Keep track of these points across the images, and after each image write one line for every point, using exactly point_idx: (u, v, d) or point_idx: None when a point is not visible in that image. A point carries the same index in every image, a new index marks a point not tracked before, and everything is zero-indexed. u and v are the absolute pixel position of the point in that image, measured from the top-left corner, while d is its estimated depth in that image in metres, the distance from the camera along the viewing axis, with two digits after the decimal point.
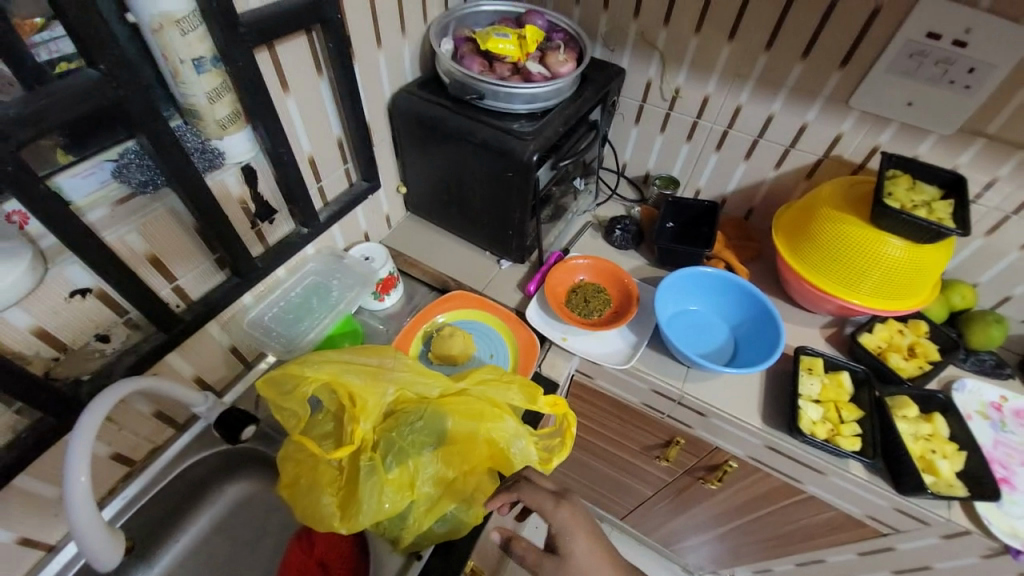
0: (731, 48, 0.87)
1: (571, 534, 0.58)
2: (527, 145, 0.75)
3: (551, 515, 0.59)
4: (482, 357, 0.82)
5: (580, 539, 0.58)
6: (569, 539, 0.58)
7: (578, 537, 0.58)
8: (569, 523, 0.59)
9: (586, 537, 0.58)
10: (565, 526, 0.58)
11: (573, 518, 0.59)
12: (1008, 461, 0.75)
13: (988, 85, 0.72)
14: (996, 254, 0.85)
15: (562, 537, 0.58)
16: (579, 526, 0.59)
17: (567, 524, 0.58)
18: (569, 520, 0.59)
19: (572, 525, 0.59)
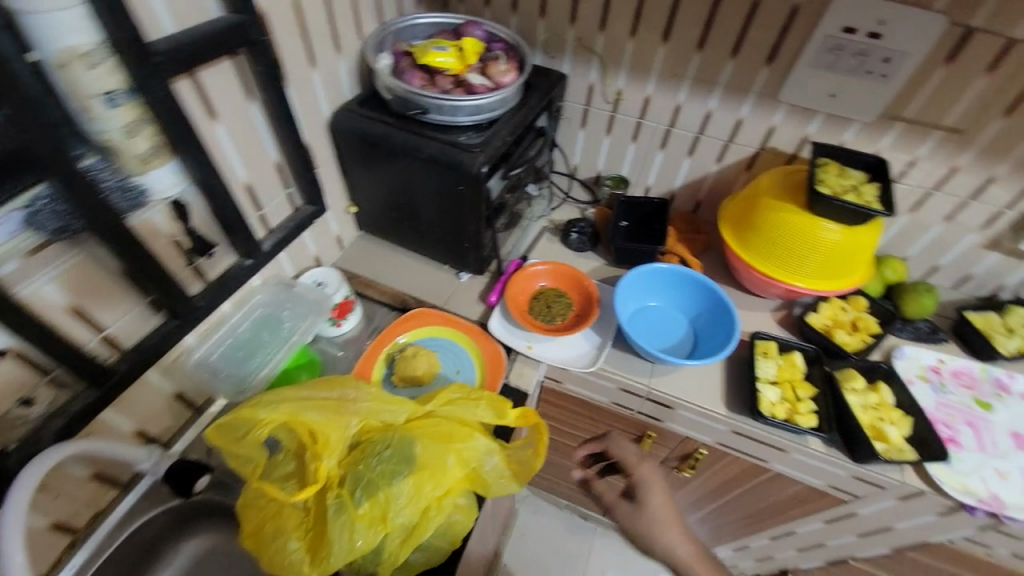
0: (666, 49, 0.89)
1: (649, 489, 0.78)
2: (476, 157, 0.74)
3: (632, 468, 0.80)
4: (448, 374, 0.81)
5: (658, 498, 0.77)
6: (647, 493, 0.78)
7: (655, 494, 0.78)
8: (652, 483, 0.78)
9: (660, 495, 0.77)
10: (647, 484, 0.78)
11: (657, 483, 0.78)
12: (952, 420, 0.80)
13: (901, 73, 0.77)
14: (920, 229, 0.94)
15: (643, 490, 0.78)
16: (657, 489, 0.78)
17: (648, 482, 0.78)
18: (648, 479, 0.79)
19: (652, 485, 0.78)
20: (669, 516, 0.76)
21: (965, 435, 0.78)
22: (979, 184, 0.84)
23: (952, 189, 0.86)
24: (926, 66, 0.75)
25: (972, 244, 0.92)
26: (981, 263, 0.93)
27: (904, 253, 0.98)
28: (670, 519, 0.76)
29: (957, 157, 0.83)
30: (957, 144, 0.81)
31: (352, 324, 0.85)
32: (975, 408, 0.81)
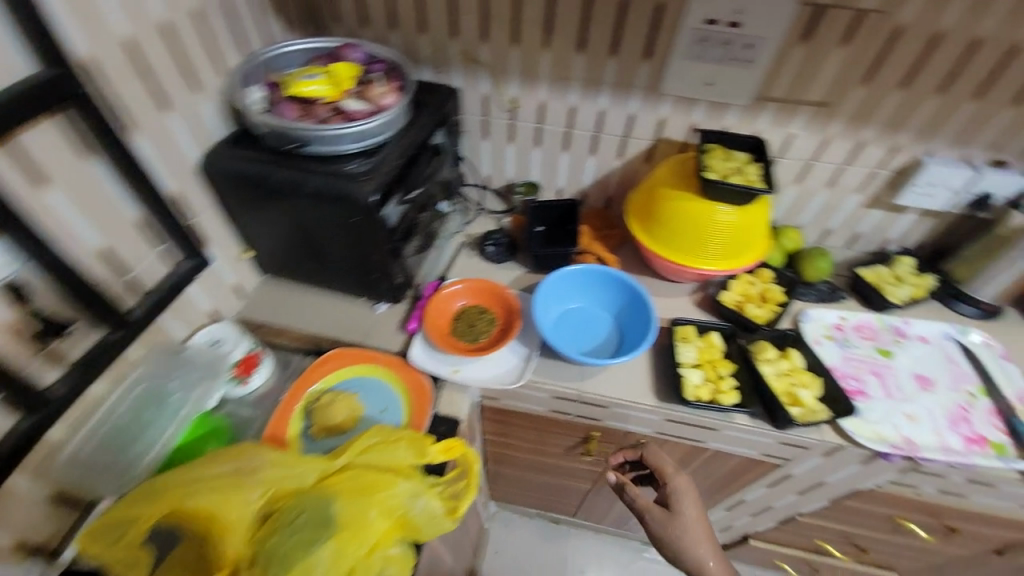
0: (550, 54, 0.90)
1: (683, 499, 0.76)
2: (364, 186, 0.71)
3: (669, 475, 0.78)
4: (373, 415, 0.78)
5: (691, 506, 0.75)
6: (679, 501, 0.76)
7: (688, 505, 0.75)
8: (685, 492, 0.76)
9: (693, 505, 0.75)
10: (680, 492, 0.76)
11: (692, 494, 0.76)
12: (858, 373, 0.85)
13: (764, 58, 0.81)
14: (809, 198, 1.00)
15: (679, 499, 0.76)
16: (690, 497, 0.76)
17: (682, 490, 0.76)
18: (683, 488, 0.77)
19: (685, 493, 0.76)
20: (702, 528, 0.74)
21: (872, 385, 0.83)
22: (850, 150, 0.91)
23: (829, 158, 0.93)
24: (784, 49, 0.80)
25: (855, 205, 0.99)
26: (865, 221, 1.01)
27: (799, 222, 1.05)
28: (704, 531, 0.73)
29: (827, 129, 0.89)
30: (825, 116, 0.87)
31: (259, 381, 0.81)
32: (878, 357, 0.87)
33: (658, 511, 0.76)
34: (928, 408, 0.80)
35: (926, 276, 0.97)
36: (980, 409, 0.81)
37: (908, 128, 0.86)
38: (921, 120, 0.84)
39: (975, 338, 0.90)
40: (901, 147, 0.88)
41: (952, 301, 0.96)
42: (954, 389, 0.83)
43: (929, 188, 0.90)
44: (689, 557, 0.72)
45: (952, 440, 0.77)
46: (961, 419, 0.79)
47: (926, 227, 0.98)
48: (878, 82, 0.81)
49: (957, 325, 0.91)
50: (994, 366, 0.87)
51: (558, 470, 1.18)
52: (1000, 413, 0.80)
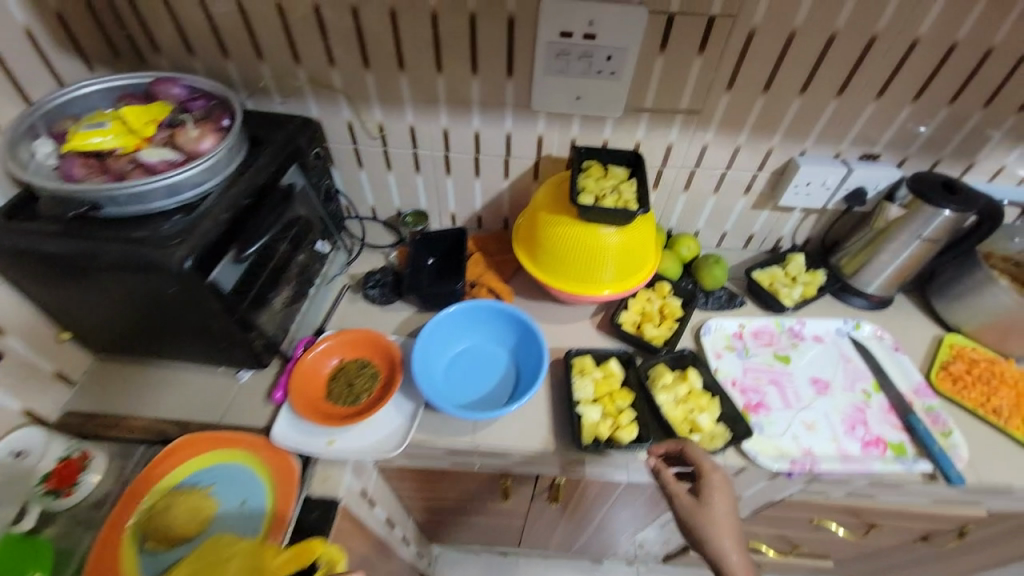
0: (408, 76, 0.82)
1: (716, 495, 0.64)
2: (172, 253, 0.59)
3: (706, 469, 0.66)
4: (231, 509, 0.67)
5: (722, 505, 0.64)
6: (710, 495, 0.64)
7: (720, 502, 0.64)
8: (719, 490, 0.65)
9: (724, 503, 0.64)
10: (714, 490, 0.64)
11: (725, 492, 0.65)
12: (758, 384, 0.83)
13: (627, 70, 0.77)
14: (699, 204, 0.98)
15: (711, 493, 0.64)
16: (723, 495, 0.64)
17: (716, 487, 0.65)
18: (718, 485, 0.65)
19: (718, 492, 0.64)
20: (731, 525, 0.63)
21: (772, 395, 0.81)
22: (730, 155, 0.89)
23: (711, 164, 0.91)
24: (646, 60, 0.76)
25: (744, 207, 0.98)
26: (756, 221, 1.00)
27: (695, 227, 1.03)
28: (734, 526, 0.64)
29: (704, 136, 0.86)
30: (699, 123, 0.84)
31: (88, 489, 0.69)
32: (776, 365, 0.86)
33: (688, 500, 0.65)
34: (826, 414, 0.79)
35: (818, 272, 0.96)
36: (876, 407, 0.81)
37: (780, 129, 0.84)
38: (791, 120, 0.83)
39: (867, 331, 0.91)
40: (777, 148, 0.87)
41: (843, 295, 0.96)
42: (851, 390, 0.83)
43: (808, 186, 0.89)
44: (712, 554, 0.62)
45: (850, 445, 0.76)
46: (859, 422, 0.78)
47: (814, 222, 0.99)
48: (744, 86, 0.78)
49: (850, 320, 0.92)
50: (886, 360, 0.87)
51: (485, 511, 1.10)
52: (894, 410, 0.80)
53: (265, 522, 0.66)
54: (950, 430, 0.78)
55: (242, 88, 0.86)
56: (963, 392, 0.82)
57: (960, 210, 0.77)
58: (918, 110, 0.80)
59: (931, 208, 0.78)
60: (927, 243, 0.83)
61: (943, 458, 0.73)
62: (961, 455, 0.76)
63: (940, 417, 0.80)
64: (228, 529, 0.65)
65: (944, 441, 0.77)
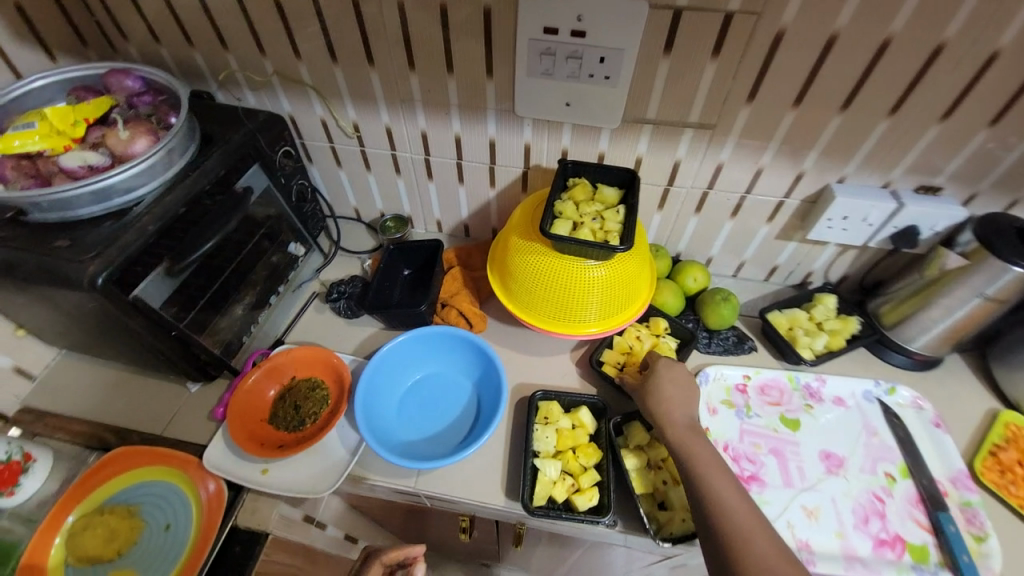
0: (379, 73, 0.73)
1: (662, 373, 0.68)
2: (84, 269, 0.55)
3: (654, 357, 0.71)
4: (155, 533, 0.64)
5: (668, 381, 0.67)
6: (654, 372, 0.68)
7: (665, 379, 0.67)
8: (666, 370, 0.68)
9: (672, 381, 0.67)
10: (660, 369, 0.68)
11: (675, 373, 0.67)
12: (755, 453, 0.71)
13: (624, 73, 0.65)
14: (713, 229, 0.85)
15: (659, 371, 0.68)
16: (670, 374, 0.67)
17: (664, 368, 0.68)
18: (667, 366, 0.68)
19: (666, 372, 0.68)
20: (678, 397, 0.65)
21: (770, 469, 0.70)
22: (750, 176, 0.75)
23: (727, 186, 0.77)
24: (647, 62, 0.64)
25: (766, 236, 0.83)
26: (782, 253, 0.85)
27: (708, 254, 0.89)
28: (684, 399, 0.65)
29: (718, 154, 0.73)
30: (712, 138, 0.71)
31: (31, 489, 0.66)
32: (782, 431, 0.73)
33: (635, 382, 0.70)
34: (833, 499, 0.67)
35: (851, 319, 0.81)
36: (898, 497, 0.67)
37: (812, 151, 0.70)
38: (827, 140, 0.68)
39: (904, 397, 0.76)
40: (807, 173, 0.73)
41: (880, 349, 0.80)
42: (870, 471, 0.69)
43: (844, 220, 0.74)
44: (654, 419, 0.64)
45: (859, 543, 0.64)
46: (873, 514, 0.66)
47: (852, 260, 0.83)
48: (768, 97, 0.65)
49: (883, 383, 0.76)
50: (921, 437, 0.72)
51: (452, 539, 1.04)
52: (922, 502, 0.66)
53: (184, 556, 0.62)
54: (988, 535, 0.64)
55: (213, 80, 0.80)
56: (1010, 488, 0.67)
57: None
58: (996, 136, 0.63)
59: (999, 262, 0.62)
60: (989, 303, 0.67)
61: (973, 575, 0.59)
62: (993, 569, 0.61)
63: (977, 517, 0.65)
64: (148, 555, 0.62)
65: (975, 547, 0.63)
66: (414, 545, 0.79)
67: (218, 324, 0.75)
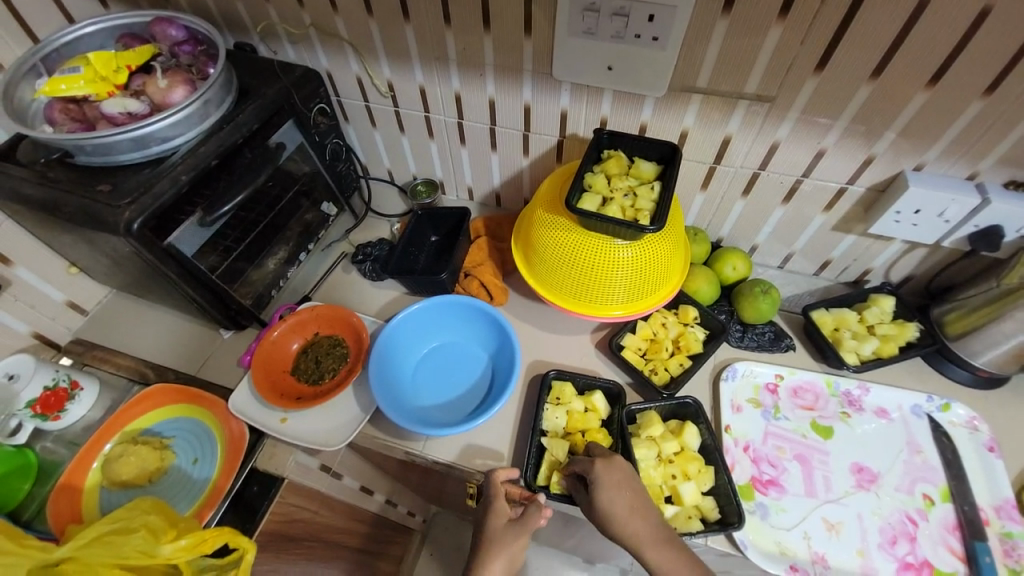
0: (414, 28, 0.70)
1: (604, 487, 0.56)
2: (120, 214, 0.58)
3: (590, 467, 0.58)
4: (183, 466, 0.70)
5: (614, 493, 0.56)
6: (598, 491, 0.56)
7: (610, 490, 0.56)
8: (605, 476, 0.57)
9: (620, 490, 0.57)
10: (599, 478, 0.57)
11: (618, 477, 0.57)
12: (778, 457, 0.67)
13: (675, 35, 0.59)
14: (762, 215, 0.77)
15: (600, 481, 0.57)
16: (612, 481, 0.57)
17: (605, 477, 0.57)
18: (606, 473, 0.57)
19: (611, 483, 0.57)
20: (630, 508, 0.56)
21: (792, 475, 0.66)
22: (809, 159, 0.67)
23: (782, 168, 0.70)
24: (702, 22, 0.57)
25: (822, 227, 0.75)
26: (838, 245, 0.77)
27: (753, 241, 0.83)
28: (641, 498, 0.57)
29: (774, 131, 0.66)
30: (769, 113, 0.64)
31: (75, 415, 0.74)
32: (810, 437, 0.69)
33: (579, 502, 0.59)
34: (859, 516, 0.62)
35: (909, 325, 0.73)
36: (934, 522, 0.61)
37: (886, 134, 0.62)
38: (906, 121, 0.59)
39: (958, 415, 0.68)
40: (878, 157, 0.64)
41: (939, 360, 0.73)
42: (906, 491, 0.64)
43: (915, 215, 0.65)
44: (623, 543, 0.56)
45: (881, 564, 0.59)
46: (902, 537, 0.61)
47: (919, 259, 0.74)
48: (840, 67, 0.57)
49: (937, 398, 0.69)
50: (969, 459, 0.65)
51: (461, 504, 1.06)
52: (959, 529, 0.60)
53: (206, 491, 0.67)
54: None
55: (255, 33, 0.80)
56: None
57: None
58: None
59: None
60: None
61: None
62: None
63: (1016, 550, 0.59)
64: (176, 486, 0.68)
65: None
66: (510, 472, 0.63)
67: (250, 276, 0.78)
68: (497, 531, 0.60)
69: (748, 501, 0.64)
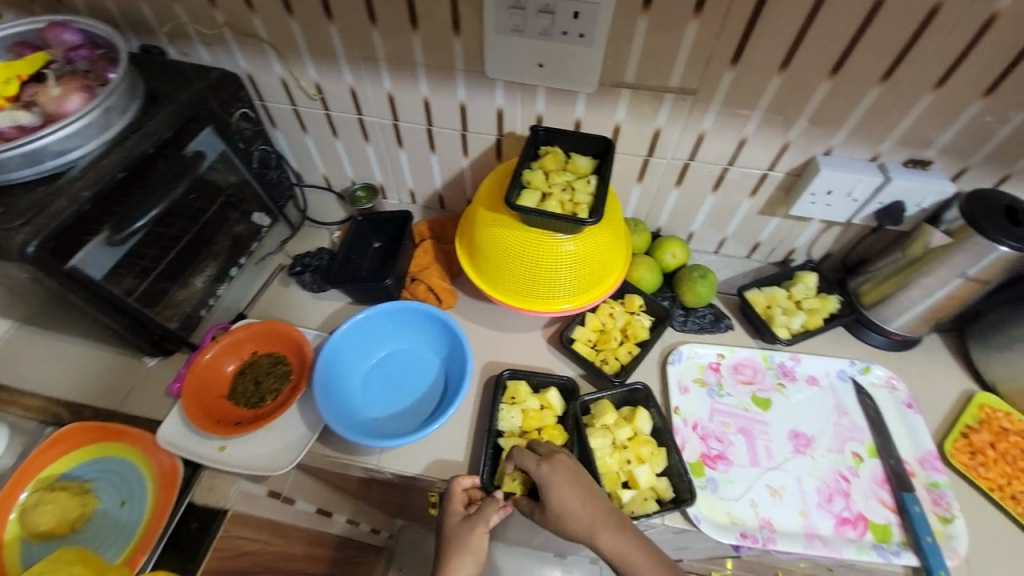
0: (338, 28, 0.67)
1: (550, 485, 0.57)
2: (11, 237, 0.51)
3: (534, 469, 0.58)
4: (111, 509, 0.64)
5: (567, 491, 0.57)
6: (549, 492, 0.57)
7: (561, 489, 0.57)
8: (555, 475, 0.57)
9: (570, 486, 0.57)
10: (549, 478, 0.57)
11: (566, 473, 0.58)
12: (724, 432, 0.71)
13: (600, 30, 0.60)
14: (696, 203, 0.81)
15: (547, 477, 0.57)
16: (562, 481, 0.57)
17: (554, 477, 0.57)
18: (554, 472, 0.58)
19: (557, 481, 0.57)
20: (579, 502, 0.56)
21: (737, 448, 0.69)
22: (732, 148, 0.71)
23: (709, 157, 0.73)
24: (624, 18, 0.59)
25: (749, 211, 0.80)
26: (765, 228, 0.82)
27: (689, 230, 0.86)
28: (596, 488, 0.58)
29: (700, 123, 0.69)
30: (693, 105, 0.67)
31: None
32: (752, 409, 0.73)
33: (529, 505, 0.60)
34: (798, 479, 0.67)
35: (830, 297, 0.79)
36: (865, 477, 0.67)
37: (799, 121, 0.66)
38: (815, 108, 0.64)
39: (878, 376, 0.75)
40: (793, 144, 0.69)
41: (859, 328, 0.79)
42: (838, 451, 0.69)
43: (828, 195, 0.71)
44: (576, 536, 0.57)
45: (821, 522, 0.64)
46: (838, 494, 0.66)
47: (836, 237, 0.80)
48: (752, 61, 0.60)
49: (858, 362, 0.75)
50: (892, 416, 0.72)
51: (424, 516, 1.03)
52: (887, 481, 0.66)
53: (138, 534, 0.62)
54: (954, 516, 0.63)
55: (162, 34, 0.74)
56: (980, 469, 0.66)
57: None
58: (992, 108, 0.59)
59: (984, 240, 0.60)
60: (971, 283, 0.65)
61: (934, 555, 0.59)
62: (957, 550, 0.61)
63: (943, 498, 0.65)
64: (103, 532, 0.62)
65: (940, 528, 0.63)
66: (461, 478, 0.63)
67: (175, 296, 0.72)
68: (454, 529, 0.60)
69: (699, 477, 0.67)
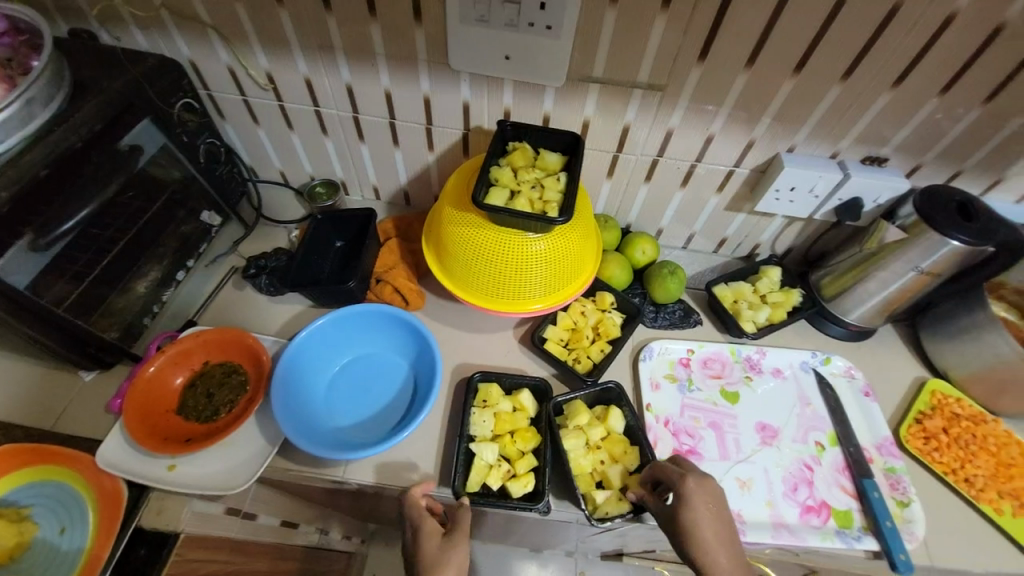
0: (290, 13, 0.63)
1: (693, 504, 0.54)
2: None
3: (684, 483, 0.56)
4: (48, 539, 0.58)
5: (704, 514, 0.54)
6: (686, 509, 0.54)
7: (701, 511, 0.54)
8: (696, 496, 0.55)
9: (712, 515, 0.54)
10: (690, 497, 0.55)
11: (709, 499, 0.55)
12: (694, 427, 0.71)
13: (567, 22, 0.58)
14: (665, 199, 0.81)
15: (689, 495, 0.55)
16: (702, 501, 0.54)
17: (697, 497, 0.54)
18: (699, 493, 0.55)
19: (700, 501, 0.54)
20: (714, 532, 0.53)
21: (707, 442, 0.70)
22: (700, 145, 0.71)
23: (678, 154, 0.73)
24: (592, 11, 0.57)
25: (716, 207, 0.81)
26: (731, 224, 0.83)
27: (659, 225, 0.86)
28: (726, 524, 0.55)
29: (668, 119, 0.68)
30: (662, 101, 0.66)
31: None
32: (721, 404, 0.74)
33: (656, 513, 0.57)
34: (766, 470, 0.68)
35: (793, 292, 0.80)
36: (827, 465, 0.69)
37: (764, 119, 0.67)
38: (780, 105, 0.64)
39: (837, 367, 0.77)
40: (758, 141, 0.69)
41: (819, 320, 0.81)
42: (802, 441, 0.71)
43: (791, 192, 0.72)
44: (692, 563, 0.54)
45: (787, 511, 0.66)
46: (802, 483, 0.68)
47: (798, 232, 0.82)
48: (719, 58, 0.60)
49: (820, 353, 0.78)
50: (851, 405, 0.74)
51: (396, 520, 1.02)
52: (848, 469, 0.68)
53: (79, 564, 0.56)
54: (910, 499, 0.66)
55: (92, 17, 0.67)
56: (934, 454, 0.69)
57: (973, 242, 0.60)
58: (944, 107, 0.61)
59: (937, 236, 0.62)
60: (924, 276, 0.67)
61: (893, 538, 0.62)
62: (915, 533, 0.64)
63: (900, 482, 0.68)
64: (37, 563, 0.56)
65: (897, 512, 0.66)
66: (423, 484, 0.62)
67: (114, 304, 0.66)
68: (429, 548, 0.59)
69: None
